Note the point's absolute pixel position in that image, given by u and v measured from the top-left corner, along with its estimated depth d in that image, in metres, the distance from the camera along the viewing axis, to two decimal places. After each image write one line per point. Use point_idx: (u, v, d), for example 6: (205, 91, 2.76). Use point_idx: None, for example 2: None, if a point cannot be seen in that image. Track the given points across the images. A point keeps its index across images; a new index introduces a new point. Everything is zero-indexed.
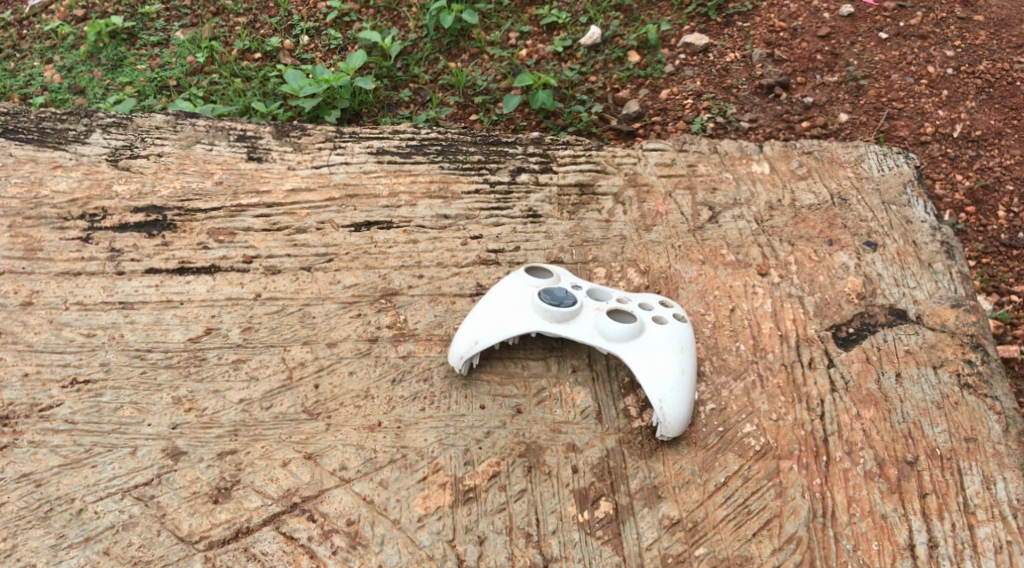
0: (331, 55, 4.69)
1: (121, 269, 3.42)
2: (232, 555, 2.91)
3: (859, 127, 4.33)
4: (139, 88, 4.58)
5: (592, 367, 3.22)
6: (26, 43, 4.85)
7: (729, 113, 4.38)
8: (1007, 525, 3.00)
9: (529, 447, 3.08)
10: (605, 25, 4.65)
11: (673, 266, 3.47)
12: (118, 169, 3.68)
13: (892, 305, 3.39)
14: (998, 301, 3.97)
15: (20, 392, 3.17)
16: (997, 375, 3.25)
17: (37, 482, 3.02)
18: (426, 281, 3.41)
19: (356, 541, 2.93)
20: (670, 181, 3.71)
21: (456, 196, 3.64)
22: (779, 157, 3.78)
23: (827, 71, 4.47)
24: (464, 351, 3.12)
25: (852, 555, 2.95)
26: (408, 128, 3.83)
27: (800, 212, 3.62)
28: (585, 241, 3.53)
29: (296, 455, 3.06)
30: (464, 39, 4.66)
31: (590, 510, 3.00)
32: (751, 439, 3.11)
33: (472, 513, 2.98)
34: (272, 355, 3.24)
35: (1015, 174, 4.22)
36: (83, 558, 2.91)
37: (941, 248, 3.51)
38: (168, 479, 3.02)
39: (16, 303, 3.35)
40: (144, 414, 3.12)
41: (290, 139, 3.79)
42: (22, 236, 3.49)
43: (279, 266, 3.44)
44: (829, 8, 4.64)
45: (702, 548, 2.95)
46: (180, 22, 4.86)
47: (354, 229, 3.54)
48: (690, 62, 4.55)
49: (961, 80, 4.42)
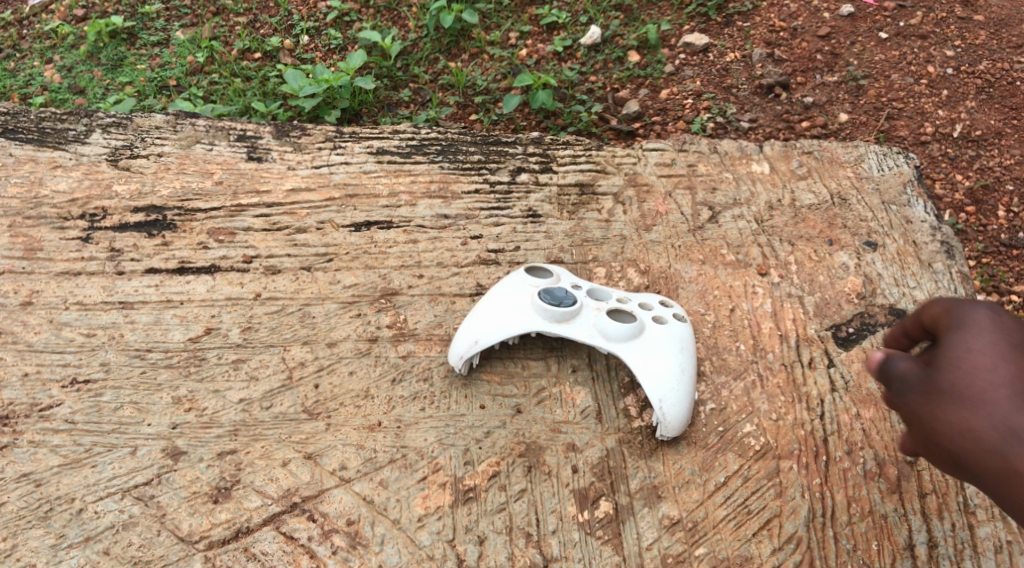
0: (331, 55, 4.69)
1: (121, 269, 3.42)
2: (232, 555, 2.91)
3: (860, 127, 4.33)
4: (139, 88, 4.57)
5: (592, 367, 3.22)
6: (26, 43, 4.85)
7: (729, 113, 4.37)
8: (1007, 525, 3.00)
9: (529, 447, 3.08)
10: (605, 25, 4.65)
11: (673, 266, 3.47)
12: (117, 169, 3.68)
13: (891, 305, 3.39)
14: (998, 301, 3.97)
15: (20, 392, 3.17)
16: None
17: (37, 482, 3.02)
18: (426, 281, 3.41)
19: (356, 541, 2.93)
20: (670, 181, 3.71)
21: (456, 196, 3.64)
22: (779, 157, 3.78)
23: (827, 71, 4.47)
24: (464, 351, 3.12)
25: (852, 555, 2.95)
26: (408, 128, 3.83)
27: (800, 212, 3.62)
28: (585, 241, 3.53)
29: (296, 455, 3.06)
30: (464, 39, 4.66)
31: (590, 510, 2.99)
32: (751, 439, 3.11)
33: (472, 513, 2.98)
34: (272, 355, 3.24)
35: (1016, 174, 4.22)
36: (83, 558, 2.91)
37: (942, 248, 3.51)
38: (168, 479, 3.02)
39: (15, 302, 3.34)
40: (144, 414, 3.12)
41: (290, 139, 3.78)
42: (22, 236, 3.49)
43: (279, 266, 3.44)
44: (829, 7, 4.64)
45: (702, 548, 2.95)
46: (180, 22, 4.86)
47: (354, 229, 3.54)
48: (690, 62, 4.55)
49: (961, 80, 4.42)
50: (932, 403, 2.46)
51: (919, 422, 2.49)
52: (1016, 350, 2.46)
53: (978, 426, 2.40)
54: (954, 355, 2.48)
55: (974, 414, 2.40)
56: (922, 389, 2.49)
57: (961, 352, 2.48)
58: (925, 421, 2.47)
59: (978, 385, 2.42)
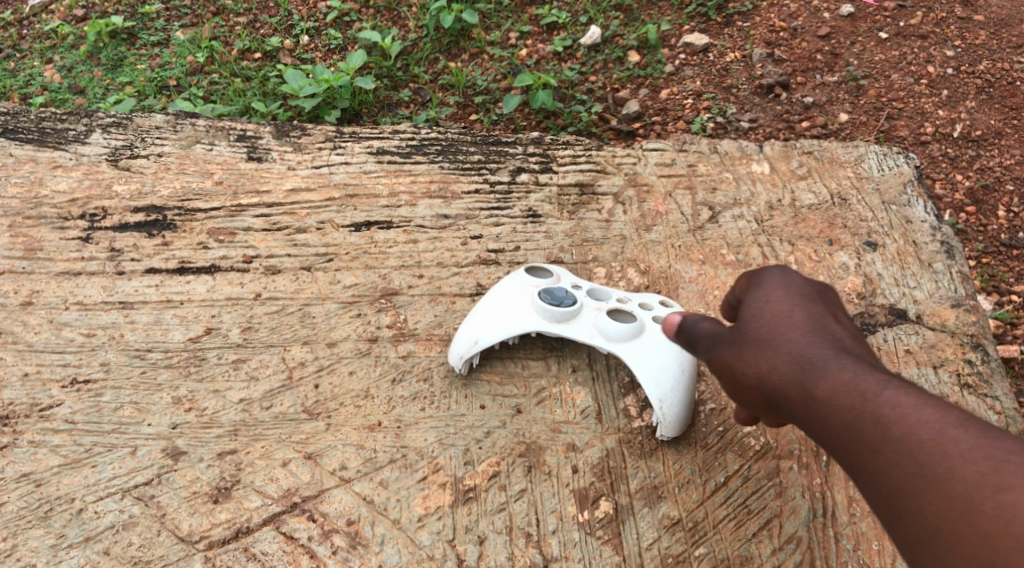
0: (331, 55, 4.69)
1: (121, 269, 3.42)
2: (232, 555, 2.91)
3: (859, 127, 4.33)
4: (139, 87, 4.57)
5: (592, 367, 3.22)
6: (26, 43, 4.85)
7: (729, 113, 4.37)
8: None
9: (529, 447, 3.08)
10: (605, 25, 4.65)
11: (673, 266, 3.47)
12: (117, 169, 3.68)
13: (891, 305, 3.38)
14: (998, 301, 3.97)
15: (20, 392, 3.17)
16: (998, 375, 3.25)
17: (37, 482, 3.02)
18: (426, 281, 3.41)
19: (356, 541, 2.93)
20: (670, 181, 3.71)
21: (456, 196, 3.64)
22: (779, 157, 3.78)
23: (827, 71, 4.47)
24: (464, 351, 3.12)
25: (852, 555, 2.95)
26: (408, 128, 3.83)
27: (800, 212, 3.62)
28: (585, 241, 3.53)
29: (296, 455, 3.06)
30: (464, 39, 4.66)
31: (590, 510, 2.99)
32: (751, 439, 3.11)
33: (472, 513, 2.98)
34: (272, 355, 3.24)
35: (1016, 174, 4.22)
36: (83, 558, 2.91)
37: (941, 248, 3.51)
38: (168, 479, 3.02)
39: (16, 303, 3.35)
40: (144, 414, 3.12)
41: (290, 139, 3.78)
42: (22, 236, 3.49)
43: (279, 266, 3.44)
44: (829, 7, 4.64)
45: (702, 548, 2.95)
46: (180, 22, 4.86)
47: (354, 229, 3.54)
48: (690, 62, 4.55)
49: (961, 80, 4.42)
50: (735, 350, 2.51)
51: (726, 370, 2.52)
52: (810, 297, 2.53)
53: (779, 363, 2.44)
54: (750, 304, 2.54)
55: (775, 353, 2.45)
56: (726, 339, 2.53)
57: (761, 304, 2.53)
58: (731, 367, 2.51)
59: (778, 330, 2.48)
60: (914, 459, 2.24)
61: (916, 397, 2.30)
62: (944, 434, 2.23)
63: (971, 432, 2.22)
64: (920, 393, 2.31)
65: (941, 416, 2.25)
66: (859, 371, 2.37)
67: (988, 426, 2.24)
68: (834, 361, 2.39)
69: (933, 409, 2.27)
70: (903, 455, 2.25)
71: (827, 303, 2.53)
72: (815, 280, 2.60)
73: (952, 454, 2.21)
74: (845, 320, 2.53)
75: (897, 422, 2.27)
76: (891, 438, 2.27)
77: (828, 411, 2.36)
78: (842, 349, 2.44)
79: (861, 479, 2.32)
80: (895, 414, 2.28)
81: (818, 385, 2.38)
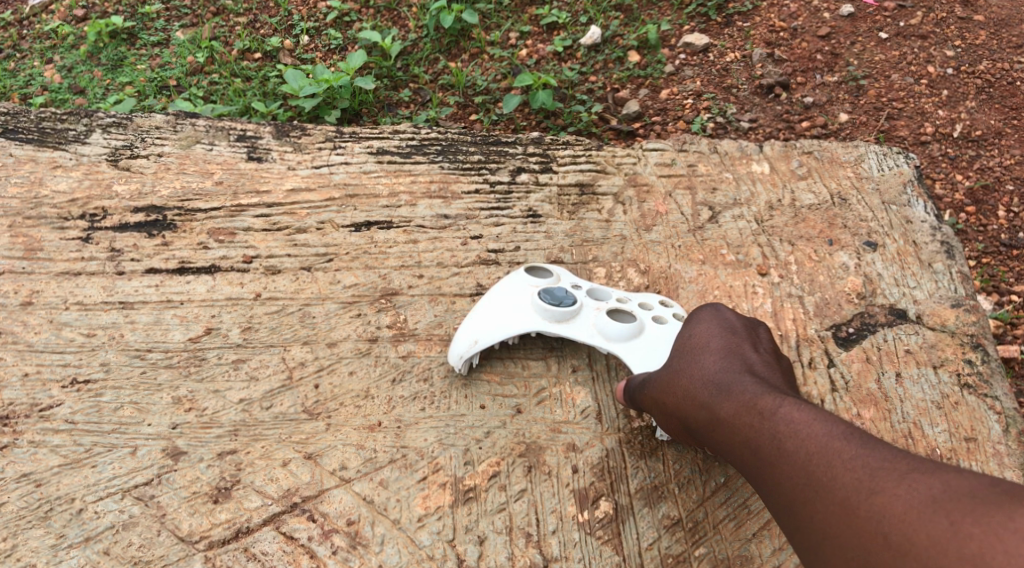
0: (331, 55, 4.69)
1: (121, 269, 3.42)
2: (232, 555, 2.91)
3: (859, 127, 4.33)
4: (139, 88, 4.57)
5: (592, 367, 3.22)
6: (26, 43, 4.85)
7: (729, 113, 4.37)
8: None
9: (529, 447, 3.08)
10: (605, 25, 4.65)
11: (673, 266, 3.47)
12: (117, 169, 3.68)
13: (891, 305, 3.39)
14: (998, 301, 3.98)
15: (20, 392, 3.17)
16: (998, 375, 3.25)
17: (37, 482, 3.02)
18: (426, 281, 3.41)
19: (356, 541, 2.93)
20: (670, 181, 3.71)
21: (456, 195, 3.63)
22: (779, 157, 3.78)
23: (827, 71, 4.47)
24: (464, 351, 3.11)
25: None
26: (408, 128, 3.83)
27: (800, 212, 3.62)
28: (585, 241, 3.53)
29: (296, 455, 3.06)
30: (464, 39, 4.67)
31: (590, 510, 2.99)
32: None
33: (472, 513, 2.98)
34: (272, 355, 3.24)
35: (1016, 174, 4.22)
36: (83, 558, 2.91)
37: (942, 248, 3.51)
38: (168, 479, 3.02)
39: (15, 302, 3.35)
40: (144, 414, 3.12)
41: (290, 139, 3.78)
42: (22, 236, 3.49)
43: (279, 266, 3.44)
44: (829, 7, 4.64)
45: (701, 548, 2.95)
46: (180, 22, 4.86)
47: (354, 229, 3.54)
48: (690, 62, 4.55)
49: (961, 80, 4.42)
50: (663, 383, 2.87)
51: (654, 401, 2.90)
52: (729, 332, 2.89)
53: (693, 390, 2.78)
54: (684, 342, 2.93)
55: (691, 381, 2.79)
56: (658, 376, 2.90)
57: (685, 340, 2.92)
58: (659, 397, 2.87)
59: (694, 359, 2.85)
60: (801, 469, 2.49)
61: (806, 414, 2.56)
62: (827, 447, 2.48)
63: (852, 444, 2.46)
64: (815, 410, 2.57)
65: (827, 432, 2.50)
66: (760, 394, 2.66)
67: (870, 438, 2.47)
68: (737, 385, 2.71)
69: (822, 424, 2.52)
70: (793, 465, 2.50)
71: (745, 337, 2.89)
72: (745, 322, 2.95)
73: (834, 462, 2.45)
74: (763, 353, 2.85)
75: (789, 437, 2.53)
76: (784, 451, 2.53)
77: (732, 430, 2.66)
78: (750, 371, 2.76)
79: (765, 493, 2.58)
80: (788, 430, 2.55)
81: (722, 405, 2.69)
